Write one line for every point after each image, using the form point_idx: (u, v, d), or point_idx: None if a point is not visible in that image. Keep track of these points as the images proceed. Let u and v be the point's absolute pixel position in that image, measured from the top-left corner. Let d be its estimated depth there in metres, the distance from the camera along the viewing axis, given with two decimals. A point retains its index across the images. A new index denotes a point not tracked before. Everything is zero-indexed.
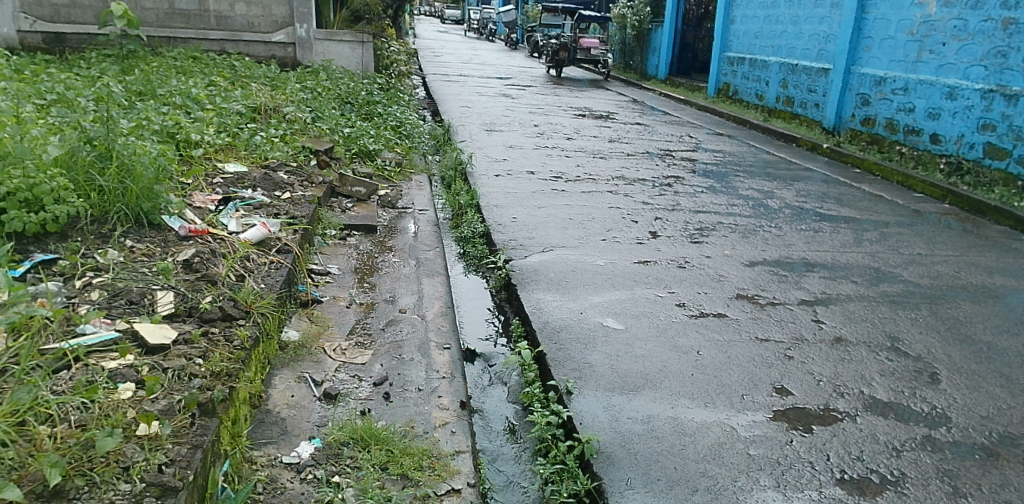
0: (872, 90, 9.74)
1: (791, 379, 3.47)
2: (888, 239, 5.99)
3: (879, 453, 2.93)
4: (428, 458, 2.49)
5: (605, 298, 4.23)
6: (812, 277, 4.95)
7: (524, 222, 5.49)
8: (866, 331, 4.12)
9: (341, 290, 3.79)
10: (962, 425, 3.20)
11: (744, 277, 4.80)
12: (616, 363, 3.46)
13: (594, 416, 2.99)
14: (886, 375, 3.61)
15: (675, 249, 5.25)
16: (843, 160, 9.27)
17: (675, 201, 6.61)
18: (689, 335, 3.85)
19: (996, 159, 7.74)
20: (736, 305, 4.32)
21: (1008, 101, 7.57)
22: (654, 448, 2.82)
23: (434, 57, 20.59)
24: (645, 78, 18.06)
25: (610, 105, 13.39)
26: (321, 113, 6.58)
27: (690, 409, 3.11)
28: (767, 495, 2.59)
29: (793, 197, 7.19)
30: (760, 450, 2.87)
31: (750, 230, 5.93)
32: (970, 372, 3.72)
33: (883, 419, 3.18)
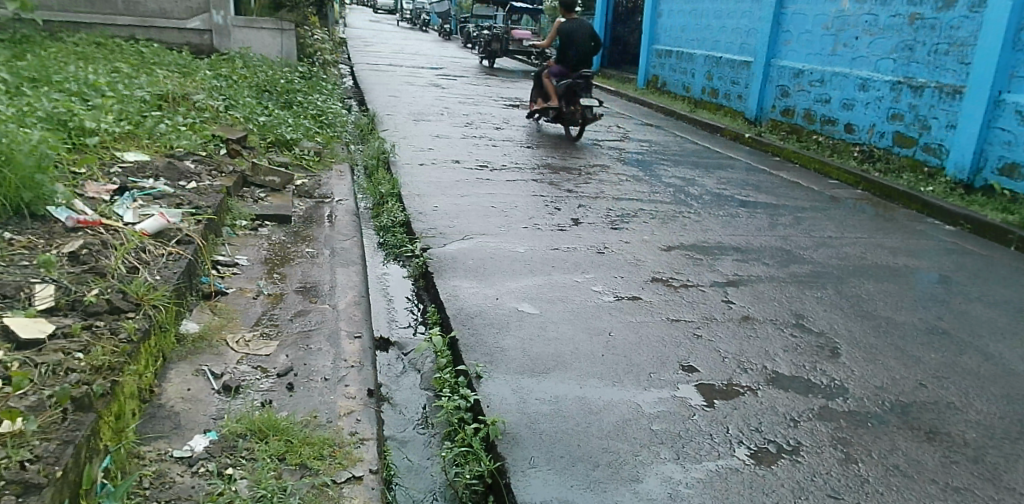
0: (790, 82, 10.08)
1: (698, 357, 3.57)
2: (802, 223, 6.22)
3: (777, 424, 3.04)
4: (329, 447, 2.45)
5: (522, 284, 4.25)
6: (726, 259, 5.09)
7: (445, 210, 5.46)
8: (774, 310, 4.27)
9: (249, 281, 3.69)
10: (857, 395, 3.35)
11: (660, 262, 4.90)
12: (528, 347, 3.48)
13: (502, 399, 3.00)
14: (790, 350, 3.75)
15: (595, 235, 5.32)
16: (764, 149, 9.59)
17: (599, 188, 6.70)
18: (603, 318, 3.92)
19: (904, 147, 8.08)
20: (651, 288, 4.41)
21: (914, 92, 7.92)
22: (559, 427, 2.86)
23: (365, 47, 20.31)
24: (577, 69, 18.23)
25: None
26: (235, 101, 6.38)
27: (598, 389, 3.17)
28: (666, 468, 2.68)
29: (714, 184, 7.38)
30: (663, 425, 2.95)
31: (670, 215, 6.06)
32: (868, 345, 3.90)
33: (783, 393, 3.31)
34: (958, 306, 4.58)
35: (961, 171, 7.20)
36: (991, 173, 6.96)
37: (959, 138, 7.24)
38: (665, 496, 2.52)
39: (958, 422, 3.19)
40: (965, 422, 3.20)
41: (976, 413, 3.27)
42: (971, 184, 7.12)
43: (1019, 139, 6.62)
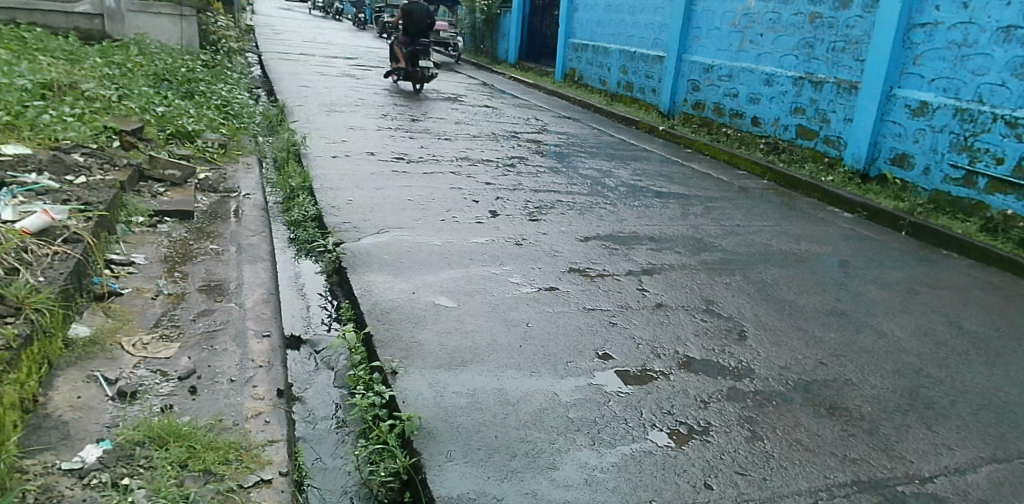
0: (701, 77, 10.39)
1: (613, 344, 3.63)
2: (712, 212, 6.43)
3: (688, 406, 3.13)
4: (235, 451, 2.35)
5: (439, 277, 4.20)
6: (640, 249, 5.21)
7: (359, 204, 5.34)
8: (685, 296, 4.39)
9: (146, 281, 3.49)
10: (763, 375, 3.49)
11: (577, 252, 4.95)
12: (445, 340, 3.45)
13: (418, 394, 2.96)
14: (701, 334, 3.87)
15: (513, 227, 5.31)
16: (677, 141, 9.86)
17: (517, 181, 6.71)
18: (520, 309, 3.92)
19: (806, 139, 8.47)
20: (568, 278, 4.44)
21: (815, 87, 8.31)
22: (477, 420, 2.85)
23: (274, 35, 19.63)
24: (495, 62, 18.22)
25: (459, 87, 13.37)
26: (129, 91, 6.03)
27: (515, 380, 3.17)
28: (583, 454, 2.72)
29: (629, 176, 7.53)
30: (579, 412, 2.99)
31: (586, 206, 6.14)
32: (774, 327, 4.07)
33: (694, 376, 3.40)
34: (855, 288, 4.85)
35: (857, 161, 7.61)
36: (884, 164, 7.39)
37: (855, 131, 7.64)
38: (582, 482, 2.56)
39: (855, 396, 3.38)
40: (861, 397, 3.38)
41: (871, 388, 3.47)
42: (866, 174, 7.54)
43: (908, 132, 7.05)
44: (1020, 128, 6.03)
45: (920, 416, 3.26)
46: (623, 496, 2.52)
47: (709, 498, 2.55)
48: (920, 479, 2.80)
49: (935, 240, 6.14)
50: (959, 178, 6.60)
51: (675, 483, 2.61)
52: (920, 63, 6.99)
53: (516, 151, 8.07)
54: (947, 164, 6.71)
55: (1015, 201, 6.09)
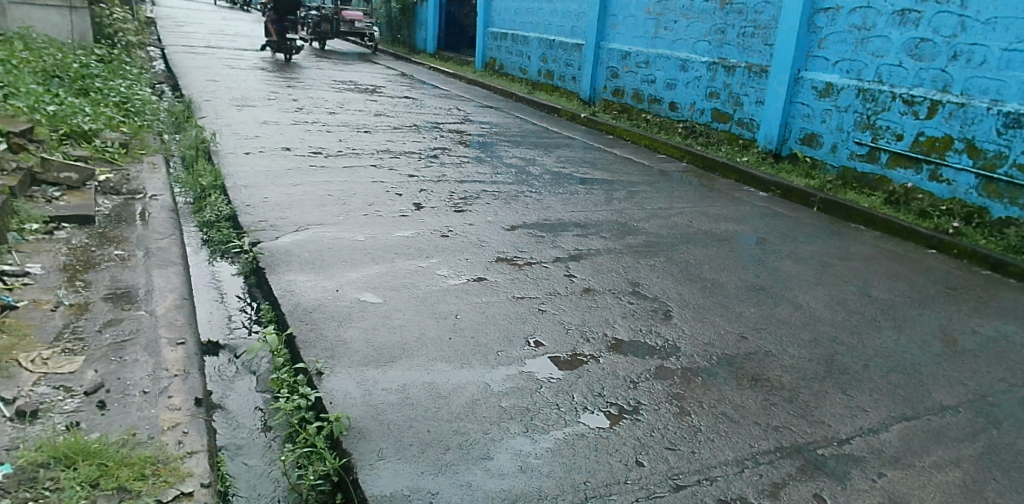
0: (619, 64, 10.54)
1: (542, 330, 3.64)
2: (634, 196, 6.54)
3: (618, 387, 3.17)
4: (151, 465, 2.23)
5: (363, 273, 4.10)
6: (567, 235, 5.23)
7: (277, 201, 5.17)
8: (611, 280, 4.45)
9: (45, 291, 3.28)
10: (688, 352, 3.58)
11: (504, 241, 4.93)
12: (372, 337, 3.37)
13: (346, 394, 2.89)
14: (628, 316, 3.93)
15: (438, 219, 5.25)
16: (598, 128, 9.98)
17: (440, 172, 6.63)
18: (448, 301, 3.87)
19: (721, 122, 8.71)
20: (495, 268, 4.41)
21: (727, 71, 8.55)
22: (408, 416, 2.80)
23: (178, 28, 18.72)
24: (414, 52, 17.98)
25: (377, 79, 13.11)
26: (16, 89, 5.62)
27: (445, 373, 3.13)
28: (517, 442, 2.72)
29: (553, 163, 7.57)
30: (512, 401, 2.98)
31: (512, 195, 6.13)
32: (697, 306, 4.17)
33: (623, 358, 3.45)
34: (773, 264, 5.02)
35: (770, 142, 7.89)
36: (795, 143, 7.68)
37: (767, 112, 7.92)
38: (516, 470, 2.56)
39: (775, 367, 3.50)
40: (781, 367, 3.51)
41: (790, 358, 3.61)
42: (778, 153, 7.83)
43: (817, 112, 7.36)
44: (917, 106, 6.37)
45: (836, 381, 3.41)
46: (558, 480, 2.53)
47: (641, 475, 2.60)
48: (838, 441, 2.93)
49: (844, 214, 6.44)
50: (864, 155, 6.93)
51: (608, 463, 2.65)
52: (825, 46, 7.30)
53: (439, 142, 7.98)
54: (853, 142, 7.03)
55: (915, 174, 6.44)
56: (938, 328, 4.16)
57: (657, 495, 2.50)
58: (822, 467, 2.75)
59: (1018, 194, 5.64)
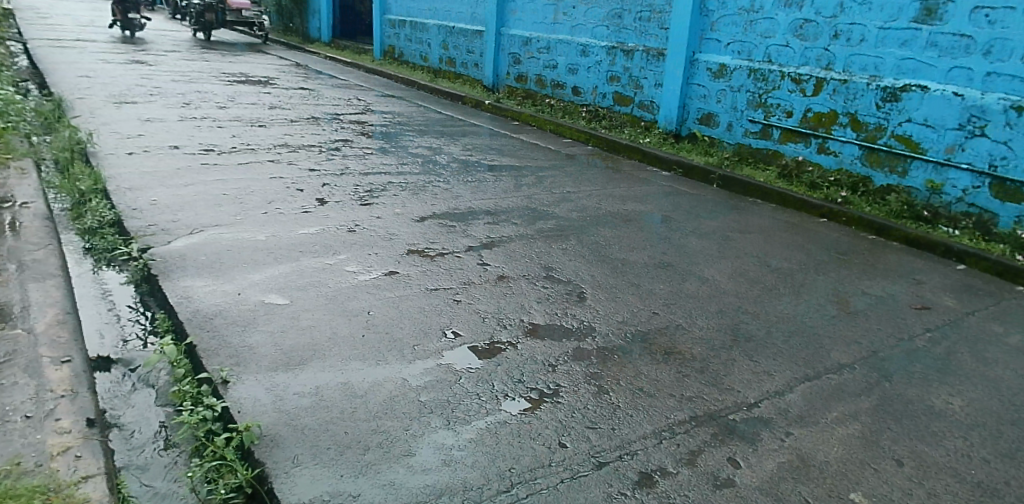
0: (520, 50, 10.55)
1: (458, 321, 3.60)
2: (543, 181, 6.57)
3: (537, 372, 3.17)
4: (41, 495, 2.05)
5: (266, 275, 3.92)
6: (478, 224, 5.19)
7: (166, 203, 4.88)
8: (525, 266, 4.45)
9: None
10: (604, 331, 3.63)
11: (414, 233, 4.83)
12: (280, 340, 3.22)
13: (255, 401, 2.75)
14: (543, 301, 3.94)
15: (344, 213, 5.09)
16: (504, 114, 9.97)
17: (343, 165, 6.45)
18: (360, 298, 3.75)
19: (623, 105, 8.87)
20: (407, 261, 4.32)
21: (626, 55, 8.70)
22: (322, 418, 2.70)
23: (42, 20, 17.30)
24: (308, 41, 17.39)
25: (270, 70, 12.60)
26: None
27: (361, 371, 3.04)
28: (439, 435, 2.67)
29: (459, 151, 7.50)
30: (431, 395, 2.93)
31: (420, 186, 6.03)
32: (609, 286, 4.23)
33: (540, 342, 3.45)
34: (679, 241, 5.16)
35: (670, 123, 8.10)
36: (693, 123, 7.92)
37: (666, 94, 8.12)
38: (439, 464, 2.51)
39: (686, 340, 3.60)
40: (692, 339, 3.62)
41: (699, 330, 3.72)
42: (679, 134, 8.06)
43: (712, 93, 7.62)
44: (804, 84, 6.70)
45: (743, 349, 3.55)
46: (483, 469, 2.51)
47: (565, 457, 2.61)
48: (748, 405, 3.04)
49: (742, 190, 6.71)
50: (757, 132, 7.23)
51: (532, 448, 2.65)
52: (717, 28, 7.55)
53: (340, 134, 7.75)
54: (747, 120, 7.31)
55: (804, 148, 6.78)
56: (831, 292, 4.40)
57: (581, 474, 2.52)
58: (735, 431, 2.85)
59: (897, 163, 6.03)
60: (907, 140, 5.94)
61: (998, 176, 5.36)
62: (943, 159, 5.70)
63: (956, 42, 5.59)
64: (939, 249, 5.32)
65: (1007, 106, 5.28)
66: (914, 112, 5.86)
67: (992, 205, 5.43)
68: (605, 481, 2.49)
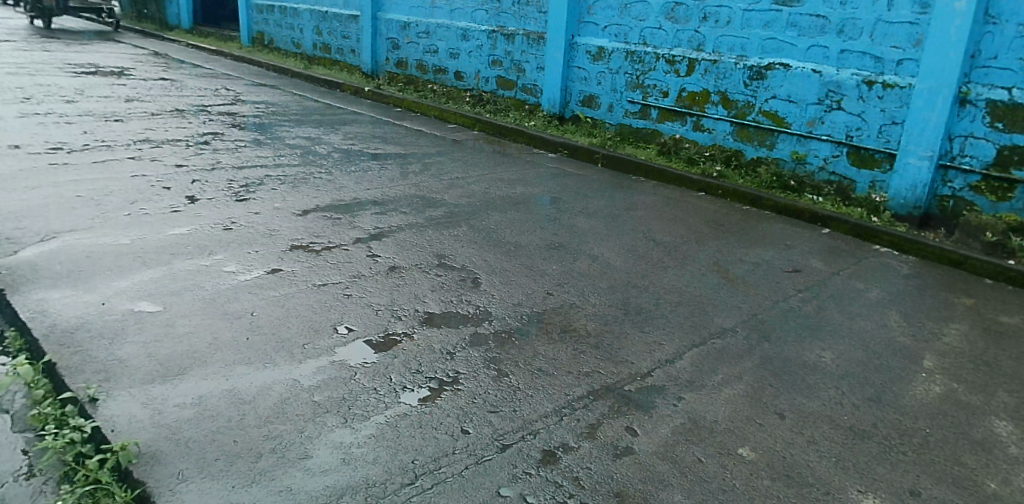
0: (399, 35, 10.34)
1: (350, 316, 3.49)
2: (429, 168, 6.49)
3: (435, 361, 3.13)
4: None
5: (133, 281, 3.64)
6: (364, 215, 5.06)
7: (11, 210, 4.43)
8: (417, 255, 4.37)
9: None
10: (500, 315, 3.63)
11: (297, 228, 4.63)
12: (154, 350, 3.01)
13: (130, 418, 2.55)
14: (437, 289, 3.89)
15: (218, 211, 4.81)
16: (385, 101, 9.76)
17: (214, 159, 6.10)
18: (240, 299, 3.55)
19: (506, 89, 8.90)
20: (290, 257, 4.14)
21: (507, 39, 8.71)
22: (208, 429, 2.54)
23: None
24: (167, 28, 16.32)
25: (125, 60, 11.70)
26: None
27: (247, 376, 2.89)
28: (337, 434, 2.58)
29: (340, 141, 7.27)
30: (325, 394, 2.82)
31: (300, 178, 5.80)
32: (502, 270, 4.24)
33: (437, 331, 3.41)
34: (568, 221, 5.25)
35: (553, 105, 8.21)
36: (575, 105, 8.06)
37: (548, 77, 8.21)
38: (339, 463, 2.43)
39: (580, 317, 3.67)
40: (586, 316, 3.69)
41: (592, 307, 3.80)
42: (562, 116, 8.18)
43: (592, 75, 7.78)
44: (678, 64, 6.96)
45: (634, 321, 3.65)
46: (386, 464, 2.44)
47: (468, 443, 2.58)
48: (642, 375, 3.13)
49: (626, 168, 6.90)
50: (636, 112, 7.44)
51: (435, 438, 2.60)
52: (594, 12, 7.70)
53: (210, 127, 7.32)
54: (626, 101, 7.51)
55: (681, 126, 7.05)
56: (712, 261, 4.61)
57: (485, 459, 2.50)
58: (632, 402, 2.92)
59: (765, 137, 6.39)
60: (773, 115, 6.30)
61: (854, 145, 5.79)
62: (806, 132, 6.09)
63: (813, 22, 5.97)
64: (806, 215, 5.70)
65: (860, 81, 5.70)
66: (779, 89, 6.23)
67: (850, 172, 5.86)
68: (510, 462, 2.49)
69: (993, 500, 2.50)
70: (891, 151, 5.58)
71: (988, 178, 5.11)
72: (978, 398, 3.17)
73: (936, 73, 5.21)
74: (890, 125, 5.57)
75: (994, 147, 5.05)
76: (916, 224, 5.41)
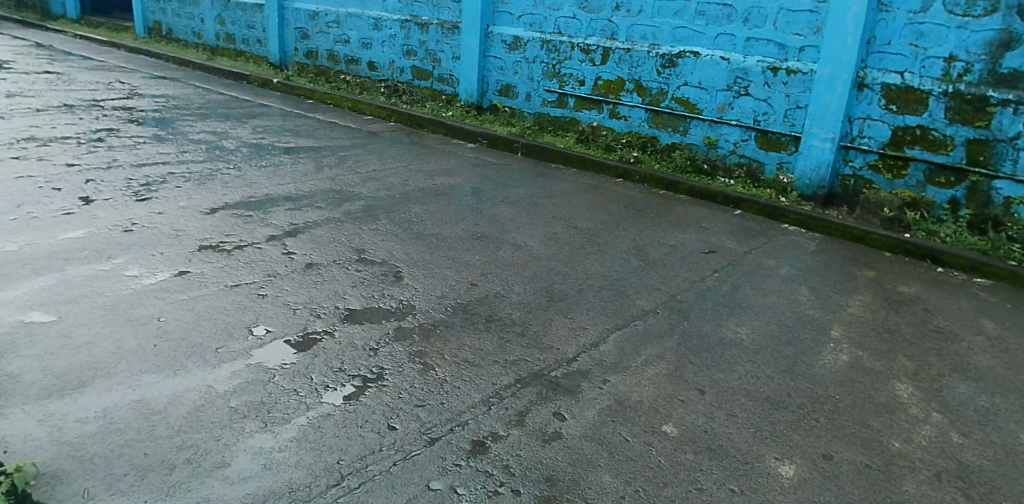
0: (308, 24, 10.04)
1: (266, 316, 3.36)
2: (345, 161, 6.33)
3: (358, 358, 3.05)
4: None
5: (22, 290, 3.39)
6: (278, 211, 4.89)
7: None
8: (334, 250, 4.26)
9: None
10: (423, 308, 3.58)
11: (205, 227, 4.43)
12: (50, 363, 2.81)
13: (26, 437, 2.37)
14: (357, 284, 3.80)
15: (116, 212, 4.54)
16: (296, 93, 9.46)
17: (110, 157, 5.75)
18: (145, 304, 3.36)
19: (422, 79, 8.77)
20: (199, 259, 3.95)
21: (421, 29, 8.59)
22: (115, 443, 2.40)
23: None
24: (51, 18, 15.29)
25: (6, 53, 10.88)
26: None
27: (156, 385, 2.73)
28: (256, 439, 2.48)
29: (248, 135, 7.00)
30: (242, 399, 2.71)
31: (206, 175, 5.55)
32: (424, 262, 4.18)
33: (358, 327, 3.33)
34: (489, 210, 5.23)
35: (471, 96, 8.16)
36: (493, 95, 8.04)
37: (464, 67, 8.15)
38: (260, 470, 2.33)
39: (505, 306, 3.65)
40: (510, 304, 3.68)
41: (516, 295, 3.79)
42: (480, 106, 8.14)
43: (509, 64, 7.77)
44: (593, 53, 7.04)
45: (558, 308, 3.67)
46: (309, 467, 2.36)
47: (395, 439, 2.53)
48: (568, 360, 3.15)
49: (546, 156, 6.93)
50: (553, 101, 7.48)
51: (360, 436, 2.54)
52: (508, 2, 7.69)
53: (104, 123, 6.90)
54: (543, 90, 7.54)
55: (597, 114, 7.13)
56: (632, 245, 4.70)
57: (413, 454, 2.46)
58: (558, 387, 2.94)
59: (679, 123, 6.54)
60: (685, 101, 6.46)
61: (762, 129, 6.01)
62: (716, 117, 6.27)
63: (720, 11, 6.15)
64: (719, 198, 5.87)
65: (765, 67, 5.91)
66: (690, 76, 6.39)
67: (758, 155, 6.07)
68: (439, 455, 2.46)
69: (897, 458, 2.64)
70: (796, 133, 5.82)
71: (884, 157, 5.40)
72: (881, 364, 3.34)
73: (835, 58, 5.46)
74: (795, 109, 5.80)
75: (889, 128, 5.35)
76: (821, 202, 5.67)
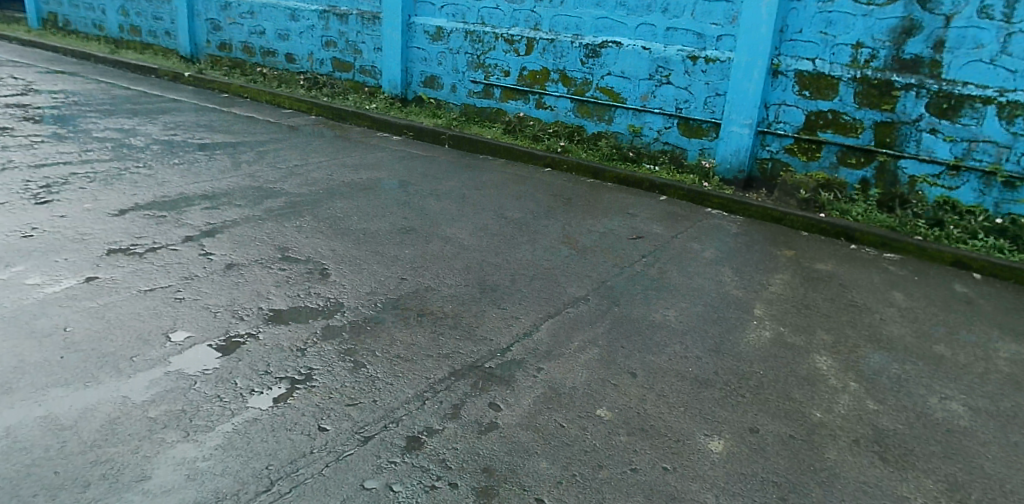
0: (220, 15, 9.66)
1: (185, 321, 3.21)
2: (264, 157, 6.13)
3: (285, 359, 2.96)
4: None
5: None
6: (193, 210, 4.68)
7: None
8: (255, 250, 4.11)
9: None
10: (351, 305, 3.50)
11: (114, 230, 4.20)
12: None
13: None
14: (281, 284, 3.68)
15: (13, 216, 4.25)
16: (210, 86, 9.09)
17: (4, 158, 5.38)
18: (49, 314, 3.16)
19: (342, 71, 8.58)
20: (108, 263, 3.74)
21: (340, 20, 8.39)
22: (22, 462, 2.24)
23: None
24: None
25: None
26: None
27: (65, 398, 2.57)
28: (178, 449, 2.37)
29: (158, 131, 6.69)
30: (162, 408, 2.58)
31: (113, 175, 5.26)
32: (351, 258, 4.08)
33: (284, 328, 3.22)
34: (417, 204, 5.16)
35: (395, 87, 8.03)
36: (417, 86, 7.94)
37: (387, 59, 8.01)
38: (183, 481, 2.23)
39: (436, 300, 3.61)
40: (442, 298, 3.64)
41: (447, 288, 3.76)
42: (404, 98, 8.02)
43: (433, 56, 7.68)
44: (517, 44, 7.03)
45: (490, 299, 3.66)
46: (236, 474, 2.27)
47: (326, 440, 2.46)
48: (501, 351, 3.14)
49: (473, 147, 6.90)
50: (479, 92, 7.45)
51: (290, 439, 2.46)
52: None
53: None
54: (468, 81, 7.49)
55: (523, 105, 7.13)
56: (562, 234, 4.72)
57: (346, 454, 2.40)
58: (493, 378, 2.92)
59: (603, 112, 6.61)
60: (609, 91, 6.53)
61: (683, 117, 6.14)
62: (640, 105, 6.37)
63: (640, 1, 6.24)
64: (645, 185, 5.98)
65: (685, 56, 6.04)
66: (613, 65, 6.46)
67: (681, 142, 6.20)
68: (373, 454, 2.41)
69: (819, 427, 2.75)
70: (716, 120, 5.98)
71: (799, 141, 5.61)
72: (802, 338, 3.47)
73: (751, 46, 5.63)
74: (714, 96, 5.95)
75: (803, 113, 5.55)
76: (742, 186, 5.84)
